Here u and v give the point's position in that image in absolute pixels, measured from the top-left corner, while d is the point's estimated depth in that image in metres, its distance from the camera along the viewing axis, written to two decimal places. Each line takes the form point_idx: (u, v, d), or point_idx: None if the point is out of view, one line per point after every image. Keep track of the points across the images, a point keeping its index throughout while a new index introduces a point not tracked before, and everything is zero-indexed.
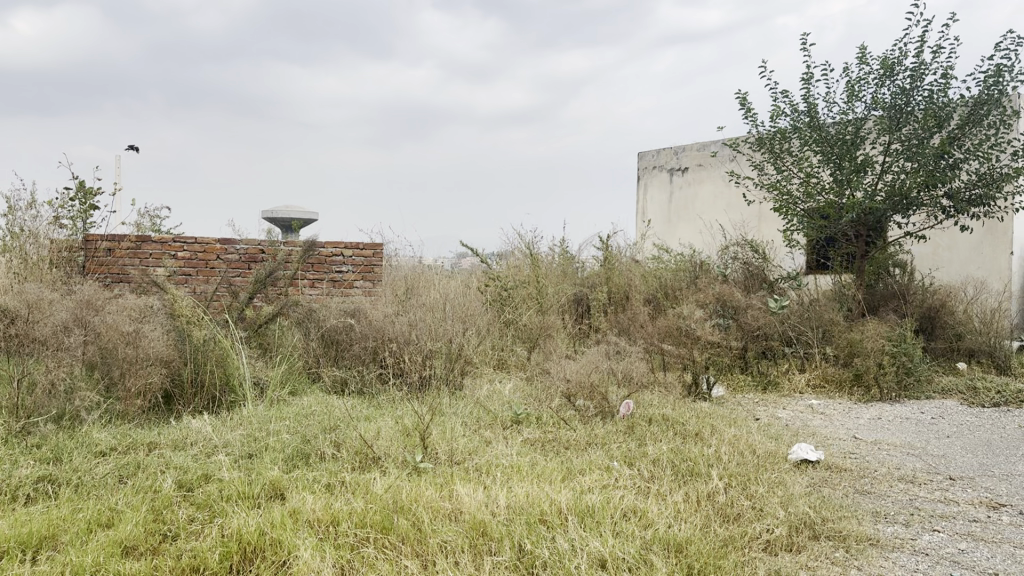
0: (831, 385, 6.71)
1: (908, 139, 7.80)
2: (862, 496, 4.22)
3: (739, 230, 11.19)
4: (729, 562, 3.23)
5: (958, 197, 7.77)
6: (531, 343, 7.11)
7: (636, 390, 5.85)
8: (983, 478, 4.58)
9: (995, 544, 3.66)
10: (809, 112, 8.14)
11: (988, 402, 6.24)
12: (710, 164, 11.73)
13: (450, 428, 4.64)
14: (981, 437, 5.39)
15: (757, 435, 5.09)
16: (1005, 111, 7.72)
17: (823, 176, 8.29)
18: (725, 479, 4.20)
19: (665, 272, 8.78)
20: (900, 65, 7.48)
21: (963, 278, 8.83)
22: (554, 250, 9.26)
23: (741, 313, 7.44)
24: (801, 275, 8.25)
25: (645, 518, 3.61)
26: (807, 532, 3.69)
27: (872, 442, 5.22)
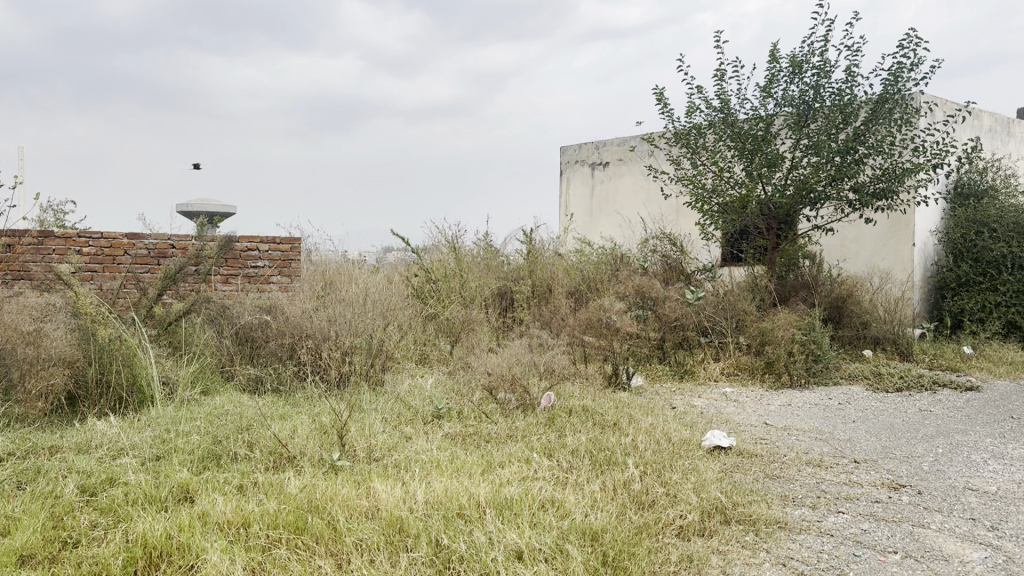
0: (744, 373, 6.91)
1: (815, 135, 8.07)
2: (772, 480, 4.37)
3: (658, 223, 11.42)
4: (643, 549, 3.30)
5: (862, 192, 8.09)
6: (454, 337, 7.08)
7: (559, 382, 5.90)
8: (885, 460, 4.78)
9: (895, 524, 3.83)
10: (723, 108, 8.33)
11: (892, 386, 6.52)
12: (630, 158, 11.91)
13: (368, 424, 4.60)
14: (884, 421, 5.63)
15: (673, 423, 5.20)
16: (905, 108, 8.07)
17: (736, 170, 8.51)
18: (641, 467, 4.28)
19: (586, 266, 8.86)
20: (807, 63, 7.73)
21: (869, 268, 9.19)
22: (478, 244, 9.25)
23: (659, 305, 7.62)
24: (717, 267, 8.46)
25: (563, 508, 3.65)
26: (718, 517, 3.79)
27: (782, 428, 5.41)
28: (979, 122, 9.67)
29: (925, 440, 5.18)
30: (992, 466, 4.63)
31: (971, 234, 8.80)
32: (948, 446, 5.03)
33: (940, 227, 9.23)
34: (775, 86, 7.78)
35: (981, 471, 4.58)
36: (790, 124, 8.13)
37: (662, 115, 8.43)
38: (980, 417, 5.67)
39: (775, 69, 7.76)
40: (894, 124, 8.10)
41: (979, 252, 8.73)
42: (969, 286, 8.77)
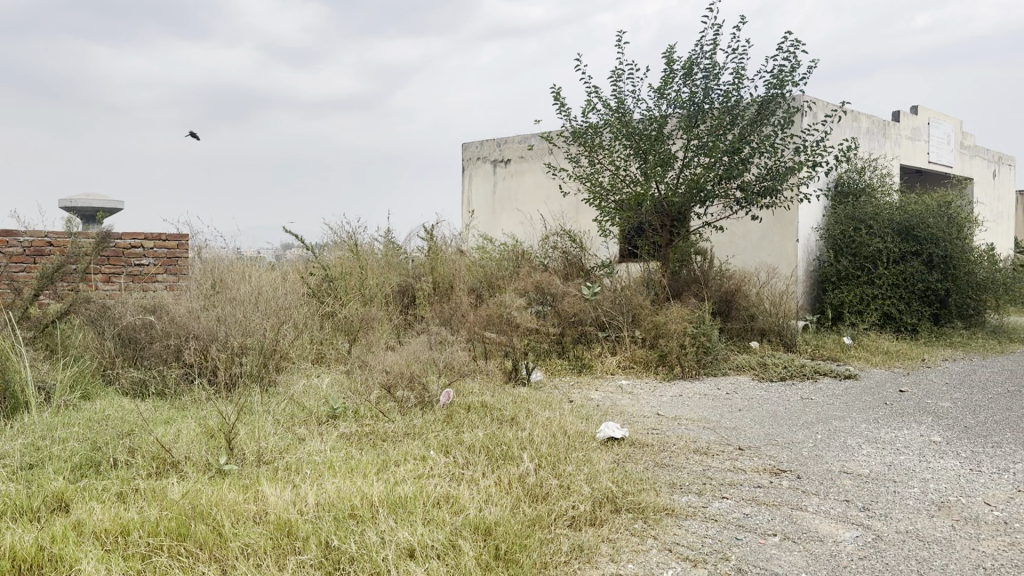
0: (639, 366, 7.10)
1: (705, 135, 8.36)
2: (661, 469, 4.52)
3: (559, 221, 11.61)
4: (534, 541, 3.36)
5: (748, 190, 8.44)
6: (352, 335, 6.99)
7: (458, 378, 5.90)
8: (768, 447, 5.01)
9: (775, 507, 4.03)
10: (618, 108, 8.51)
11: (776, 375, 6.86)
12: (530, 156, 12.04)
13: (259, 426, 4.51)
14: (769, 409, 5.89)
15: (569, 417, 5.29)
16: (787, 110, 8.45)
17: (631, 169, 8.72)
18: (536, 460, 4.34)
19: (488, 263, 8.89)
20: (697, 65, 7.99)
21: (756, 264, 9.62)
22: (379, 242, 9.16)
23: (558, 301, 7.77)
24: (614, 263, 8.66)
25: (457, 504, 3.67)
26: (610, 506, 3.89)
27: (673, 418, 5.59)
28: (856, 123, 10.23)
29: (805, 427, 5.45)
30: (866, 450, 4.91)
31: (849, 230, 9.29)
32: (826, 432, 5.31)
33: (822, 224, 9.72)
34: (668, 88, 8.01)
35: (855, 455, 4.85)
36: (681, 125, 8.39)
37: (560, 114, 8.54)
38: (857, 404, 6.00)
39: (667, 72, 7.98)
40: (777, 125, 8.47)
41: (858, 247, 9.20)
42: (848, 279, 9.26)
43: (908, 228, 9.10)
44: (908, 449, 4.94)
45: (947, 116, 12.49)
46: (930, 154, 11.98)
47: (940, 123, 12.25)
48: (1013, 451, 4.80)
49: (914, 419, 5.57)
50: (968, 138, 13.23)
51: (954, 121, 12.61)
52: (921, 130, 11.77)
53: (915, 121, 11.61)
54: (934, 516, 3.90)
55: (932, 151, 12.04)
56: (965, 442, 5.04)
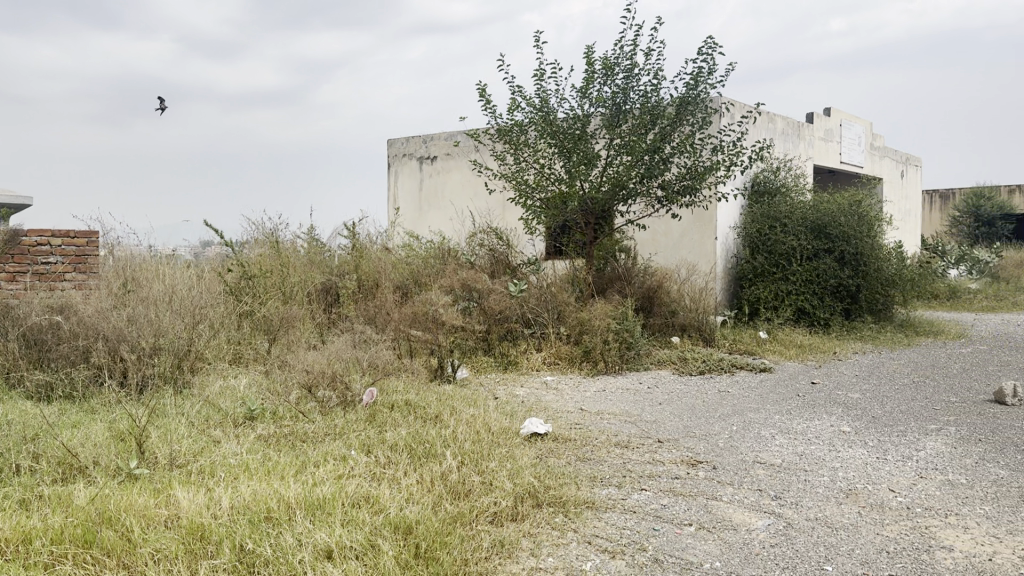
0: (563, 362, 7.18)
1: (626, 135, 8.50)
2: (582, 463, 4.59)
3: (486, 218, 11.65)
4: (455, 537, 3.38)
5: (669, 188, 8.63)
6: (272, 335, 6.87)
7: (382, 377, 5.84)
8: (686, 439, 5.14)
9: (692, 497, 4.14)
10: (542, 107, 8.58)
11: (696, 369, 7.04)
12: (457, 153, 12.05)
13: (171, 429, 4.40)
14: (688, 403, 6.05)
15: (493, 413, 5.30)
16: (704, 111, 8.67)
17: (556, 167, 8.81)
18: (459, 457, 4.33)
19: (414, 260, 8.84)
20: (618, 66, 8.12)
21: (677, 261, 9.85)
22: (301, 239, 9.03)
23: (484, 298, 7.79)
24: (540, 260, 8.73)
25: (377, 504, 3.65)
26: (531, 502, 3.93)
27: (595, 413, 5.68)
28: (772, 125, 10.57)
29: (722, 419, 5.60)
30: (778, 441, 5.09)
31: (765, 228, 9.60)
32: (742, 424, 5.48)
33: (739, 222, 10.02)
34: (590, 87, 8.11)
35: (768, 445, 5.02)
36: (604, 124, 8.51)
37: (484, 111, 8.55)
38: (771, 396, 6.21)
39: (589, 71, 8.09)
40: (696, 126, 8.69)
41: (774, 244, 9.51)
42: (764, 276, 9.57)
43: (821, 226, 9.45)
44: (819, 439, 5.13)
45: (858, 118, 13.01)
46: (842, 154, 12.46)
47: (852, 125, 12.75)
48: (915, 439, 5.03)
49: (824, 410, 5.79)
50: (877, 139, 13.80)
51: (864, 123, 13.14)
52: (833, 132, 12.23)
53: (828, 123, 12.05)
54: (842, 503, 4.07)
55: (844, 153, 12.53)
56: (872, 431, 5.26)
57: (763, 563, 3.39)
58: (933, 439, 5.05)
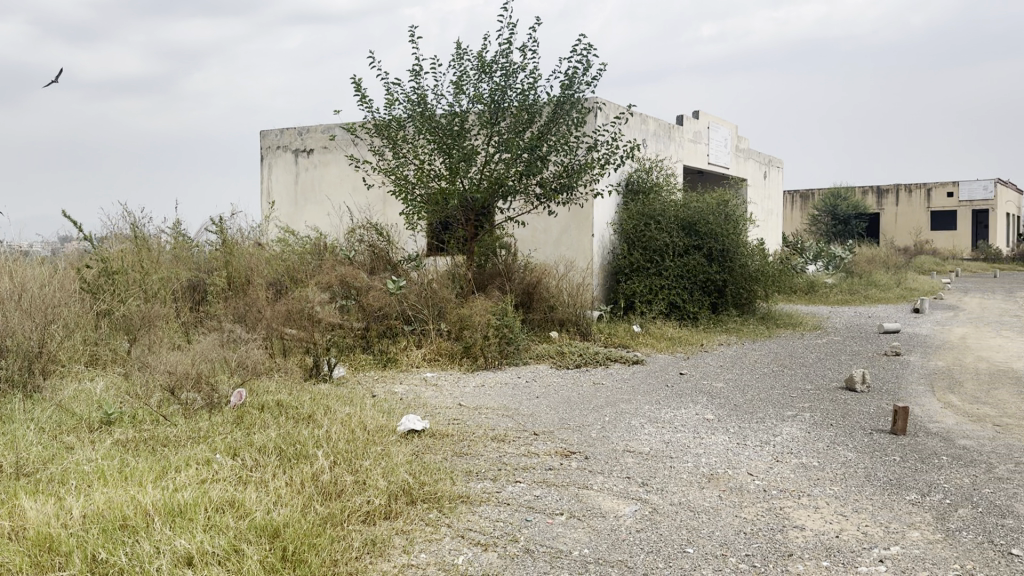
0: (444, 358, 7.18)
1: (504, 132, 8.58)
2: (459, 458, 4.57)
3: (365, 213, 11.51)
4: (324, 539, 3.31)
5: (547, 186, 8.78)
6: (133, 335, 6.54)
7: (253, 377, 5.67)
8: (560, 431, 5.24)
9: (564, 488, 4.22)
10: (420, 102, 8.54)
11: (572, 363, 7.19)
12: (334, 147, 11.84)
13: (18, 437, 4.14)
14: (563, 395, 6.16)
15: (370, 411, 5.20)
16: (580, 110, 8.87)
17: (435, 163, 8.78)
18: (331, 456, 4.22)
19: (289, 256, 8.61)
20: (495, 63, 8.18)
21: (556, 258, 10.04)
22: (167, 234, 8.64)
23: (362, 295, 7.69)
24: (421, 257, 8.70)
25: (242, 508, 3.52)
26: (405, 499, 3.86)
27: (473, 408, 5.71)
28: (644, 126, 10.94)
29: (595, 410, 5.74)
30: (647, 430, 5.27)
31: (639, 225, 9.92)
32: (614, 414, 5.64)
33: (614, 220, 10.31)
34: (468, 84, 8.14)
35: (637, 435, 5.18)
36: (482, 121, 8.57)
37: (361, 106, 8.43)
38: (642, 387, 6.42)
39: (465, 68, 8.11)
40: (572, 125, 8.87)
41: (647, 241, 9.84)
42: (638, 271, 9.89)
43: (691, 224, 9.85)
44: (685, 427, 5.34)
45: (725, 121, 13.61)
46: (710, 156, 13.03)
47: (719, 128, 13.35)
48: (773, 425, 5.33)
49: (691, 399, 6.04)
50: (742, 141, 14.50)
51: (731, 126, 13.77)
52: (701, 134, 12.76)
53: (696, 125, 12.56)
54: (705, 487, 4.26)
55: (712, 154, 13.10)
56: (734, 419, 5.53)
57: (628, 548, 3.50)
58: (789, 424, 5.36)
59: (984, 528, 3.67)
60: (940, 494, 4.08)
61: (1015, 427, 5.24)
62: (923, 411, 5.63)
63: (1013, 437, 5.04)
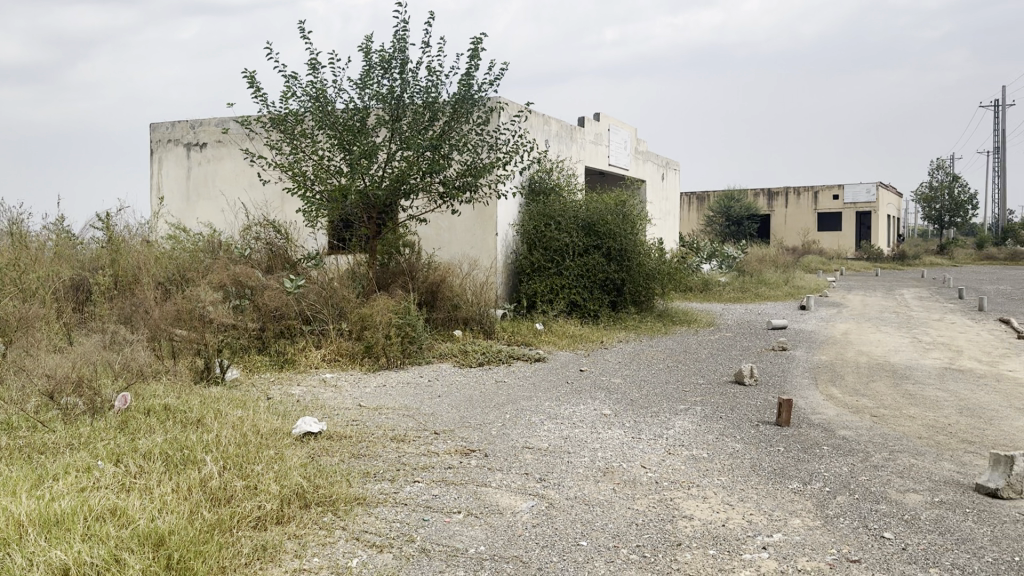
0: (344, 359, 7.07)
1: (406, 129, 8.53)
2: (355, 459, 4.49)
3: (262, 210, 11.24)
4: (212, 545, 3.20)
5: (449, 184, 8.77)
6: (8, 337, 6.19)
7: (139, 381, 5.45)
8: (461, 429, 5.23)
9: (462, 486, 4.21)
10: (318, 97, 8.39)
11: (475, 361, 7.20)
12: (228, 141, 11.50)
13: None
14: (464, 394, 6.17)
15: (264, 414, 5.06)
16: (482, 109, 8.91)
17: (335, 160, 8.64)
18: (220, 461, 4.09)
19: (180, 254, 8.31)
20: (396, 59, 8.13)
21: (459, 257, 10.05)
22: (46, 231, 8.22)
23: (258, 294, 7.48)
24: (321, 255, 8.55)
25: (125, 516, 3.37)
26: (298, 503, 3.77)
27: (373, 408, 5.64)
28: (546, 126, 11.07)
29: (496, 408, 5.77)
30: (547, 426, 5.33)
31: (541, 225, 10.03)
32: (514, 412, 5.68)
33: (517, 219, 10.40)
34: (368, 80, 8.05)
35: (536, 431, 5.24)
36: (383, 118, 8.49)
37: (256, 99, 8.20)
38: (543, 384, 6.49)
39: (366, 64, 8.01)
40: (474, 123, 8.89)
41: (550, 241, 9.96)
42: (541, 271, 10.00)
43: (591, 225, 10.02)
44: (583, 422, 5.43)
45: (624, 123, 13.91)
46: (610, 157, 13.30)
47: (619, 130, 13.65)
48: (667, 419, 5.48)
49: (590, 395, 6.15)
50: (641, 143, 14.84)
51: (630, 128, 14.09)
52: (602, 135, 13.01)
53: (597, 127, 12.79)
54: (600, 481, 4.34)
55: (612, 155, 13.38)
56: (630, 413, 5.65)
57: (525, 543, 3.53)
58: (682, 418, 5.53)
59: (859, 514, 3.88)
60: (819, 482, 4.29)
61: (890, 417, 5.56)
62: (807, 403, 5.90)
63: (888, 426, 5.35)
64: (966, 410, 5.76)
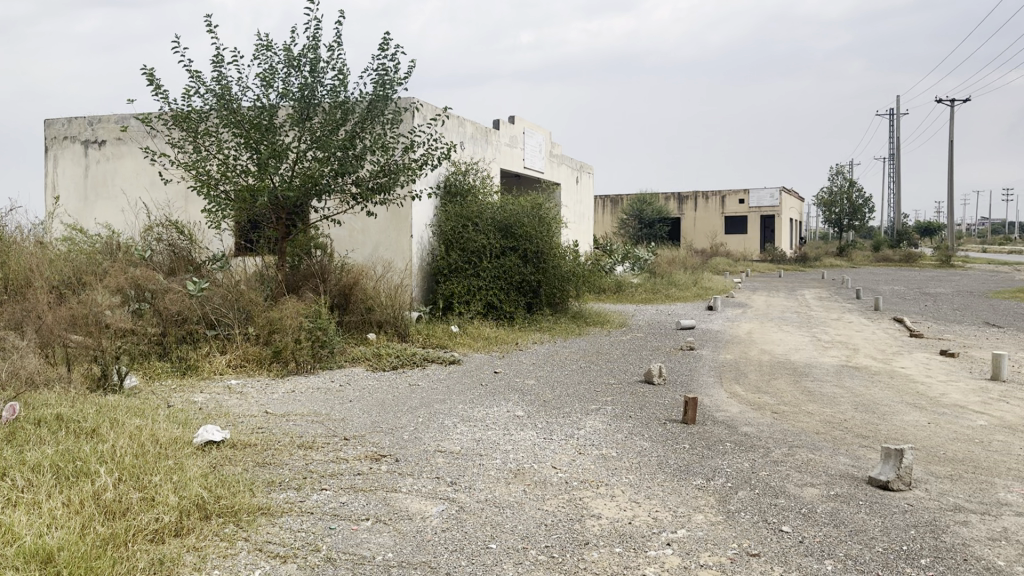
0: (251, 364, 6.89)
1: (316, 129, 8.39)
2: (260, 468, 4.38)
3: (165, 210, 10.87)
4: (105, 561, 3.07)
5: (362, 186, 8.67)
6: None
7: (29, 391, 5.19)
8: (372, 434, 5.17)
9: (372, 492, 4.15)
10: (223, 94, 8.18)
11: (388, 365, 7.13)
12: (128, 138, 11.08)
13: None
14: (377, 398, 6.10)
15: (163, 423, 4.87)
16: (394, 110, 8.84)
17: (242, 159, 8.43)
18: (115, 473, 3.93)
19: (77, 256, 7.96)
20: (305, 58, 7.99)
21: (374, 259, 9.96)
22: None
23: (158, 298, 7.23)
24: (227, 257, 8.33)
25: (10, 533, 3.20)
26: (199, 515, 3.65)
27: (281, 415, 5.52)
28: (462, 129, 11.07)
29: (408, 412, 5.73)
30: (459, 429, 5.32)
31: (458, 227, 10.03)
32: (427, 415, 5.65)
33: (433, 221, 10.37)
34: (275, 78, 7.89)
35: (449, 434, 5.23)
36: (291, 117, 8.33)
37: (156, 96, 7.93)
38: (457, 387, 6.48)
39: (273, 61, 7.84)
40: (386, 124, 8.81)
41: (466, 243, 9.97)
42: (457, 273, 9.99)
43: (508, 227, 10.09)
44: (496, 424, 5.44)
45: (539, 127, 14.02)
46: (525, 160, 13.39)
47: (534, 133, 13.75)
48: (578, 419, 5.55)
49: (503, 397, 6.18)
50: (556, 147, 15.01)
51: (545, 132, 14.22)
52: (517, 138, 13.08)
53: (512, 129, 12.86)
54: (511, 483, 4.36)
55: (527, 158, 13.47)
56: (542, 415, 5.70)
57: (433, 548, 3.51)
58: (593, 418, 5.61)
59: (759, 508, 4.01)
60: (722, 478, 4.42)
61: (790, 413, 5.78)
62: (712, 401, 6.08)
63: (788, 422, 5.55)
64: (861, 406, 6.03)
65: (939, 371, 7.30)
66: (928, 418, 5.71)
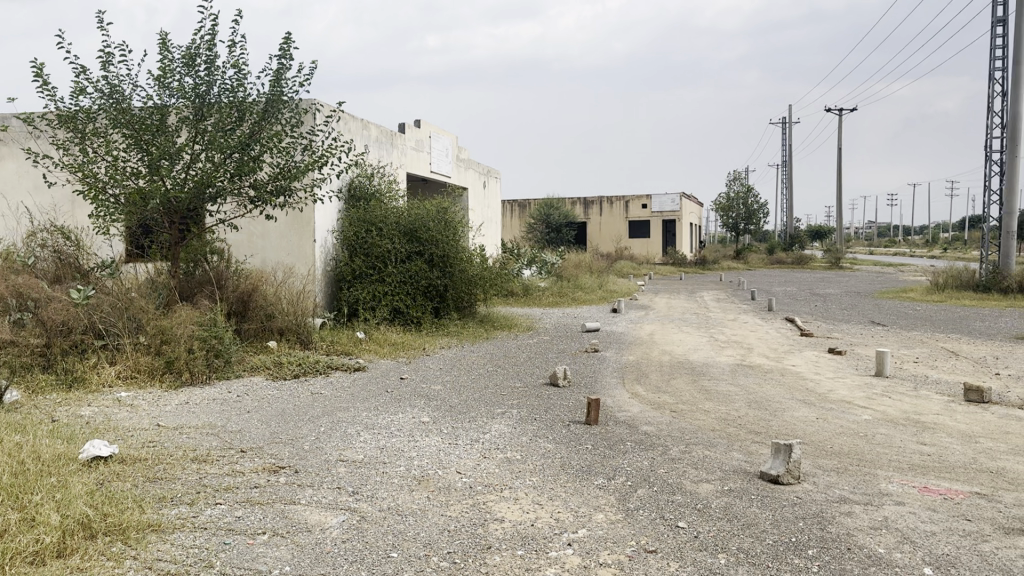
0: (142, 375, 6.63)
1: (211, 130, 8.16)
2: (151, 484, 4.22)
3: (49, 215, 10.36)
4: None
5: (260, 188, 8.47)
6: None
7: None
8: (270, 446, 5.05)
9: (269, 505, 4.06)
10: (112, 93, 7.87)
11: (290, 374, 6.98)
12: (9, 139, 10.51)
13: None
14: (277, 408, 5.97)
15: (47, 439, 4.63)
16: (293, 111, 8.70)
17: (133, 161, 8.12)
18: None
19: None
20: (200, 57, 7.76)
21: (275, 264, 9.76)
22: None
23: (41, 307, 6.88)
24: (116, 264, 8.00)
25: None
26: (83, 535, 3.49)
27: (174, 428, 5.33)
28: (365, 132, 10.97)
29: (310, 421, 5.63)
30: (363, 437, 5.27)
31: (362, 232, 9.91)
32: (329, 424, 5.57)
33: (336, 226, 10.24)
34: (168, 77, 7.64)
35: (352, 442, 5.16)
36: (186, 118, 8.09)
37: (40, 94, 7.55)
38: (361, 394, 6.41)
39: (165, 60, 7.59)
40: (284, 126, 8.65)
41: (370, 249, 9.87)
42: (361, 279, 9.87)
43: (412, 231, 10.02)
44: (400, 431, 5.41)
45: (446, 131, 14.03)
46: (431, 164, 13.36)
47: (440, 137, 13.76)
48: (484, 424, 5.57)
49: (409, 403, 6.14)
50: (462, 151, 15.03)
51: (452, 136, 14.25)
52: (422, 142, 13.03)
53: (418, 133, 12.83)
54: (415, 490, 4.34)
55: (434, 162, 13.45)
56: (448, 420, 5.70)
57: (333, 560, 3.46)
58: (498, 422, 5.64)
59: (657, 505, 4.12)
60: (622, 477, 4.52)
61: (688, 412, 5.95)
62: (614, 402, 6.21)
63: (686, 420, 5.73)
64: (754, 403, 6.27)
65: (828, 368, 7.66)
66: (817, 413, 5.99)
